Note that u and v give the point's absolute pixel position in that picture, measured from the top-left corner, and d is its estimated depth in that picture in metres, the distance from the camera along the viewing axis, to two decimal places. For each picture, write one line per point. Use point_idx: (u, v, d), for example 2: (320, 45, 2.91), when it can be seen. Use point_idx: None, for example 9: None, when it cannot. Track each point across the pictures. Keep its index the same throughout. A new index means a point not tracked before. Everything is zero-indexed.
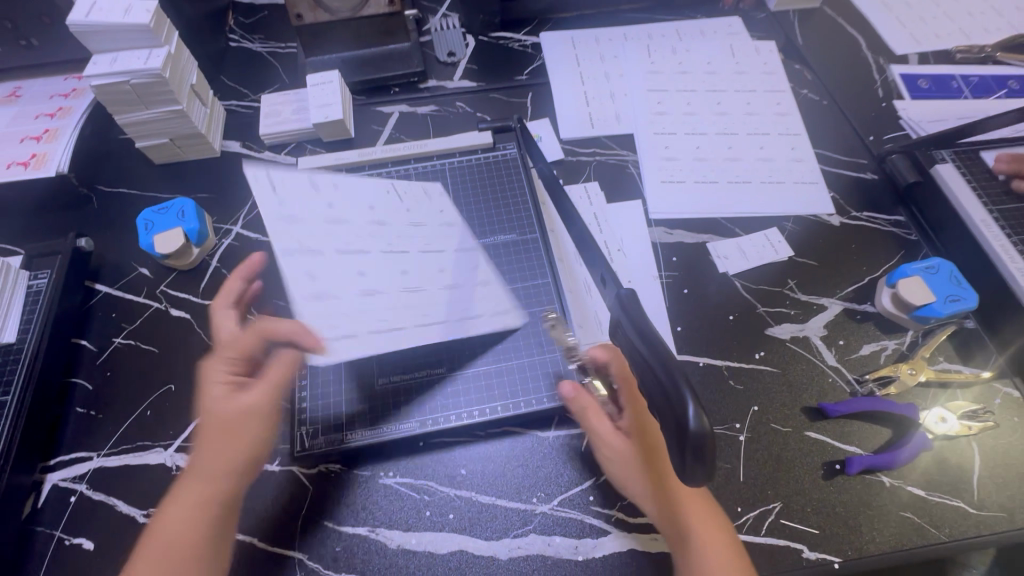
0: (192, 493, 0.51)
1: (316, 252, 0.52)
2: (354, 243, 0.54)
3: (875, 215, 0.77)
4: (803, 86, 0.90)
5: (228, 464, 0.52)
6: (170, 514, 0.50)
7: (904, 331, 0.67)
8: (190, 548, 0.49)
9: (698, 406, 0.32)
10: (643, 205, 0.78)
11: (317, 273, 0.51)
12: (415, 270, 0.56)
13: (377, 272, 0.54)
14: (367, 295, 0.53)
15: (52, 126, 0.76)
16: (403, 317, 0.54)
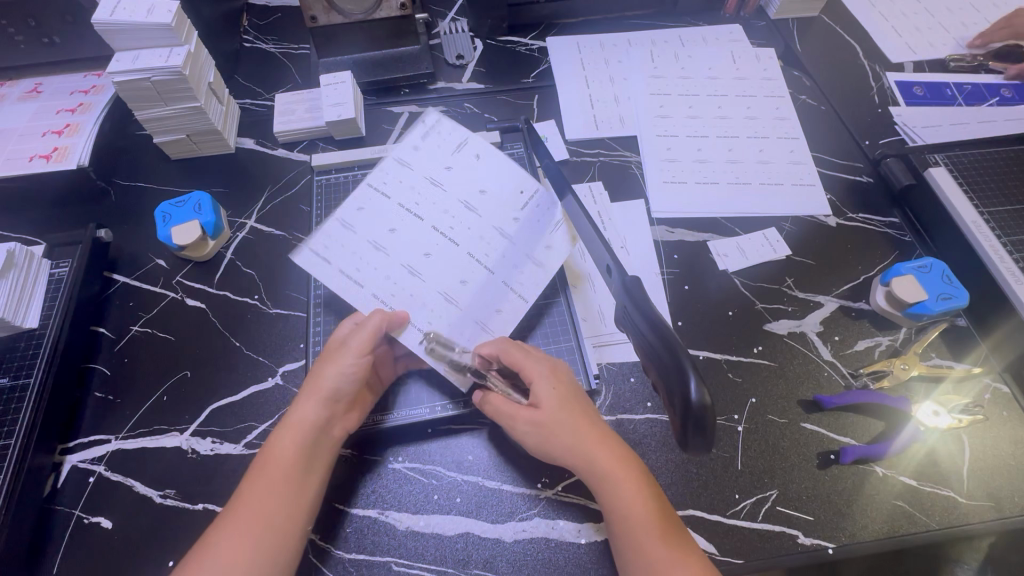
0: (299, 419, 0.54)
1: (393, 191, 0.63)
2: (416, 199, 0.63)
3: (871, 216, 0.79)
4: (801, 92, 0.93)
5: (331, 395, 0.55)
6: (278, 435, 0.54)
7: (897, 328, 0.69)
8: (290, 469, 0.52)
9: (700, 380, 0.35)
10: (646, 204, 0.80)
11: (372, 188, 0.62)
12: (404, 247, 0.61)
13: (397, 221, 0.62)
14: (373, 232, 0.61)
15: (73, 121, 0.79)
16: (360, 261, 0.60)
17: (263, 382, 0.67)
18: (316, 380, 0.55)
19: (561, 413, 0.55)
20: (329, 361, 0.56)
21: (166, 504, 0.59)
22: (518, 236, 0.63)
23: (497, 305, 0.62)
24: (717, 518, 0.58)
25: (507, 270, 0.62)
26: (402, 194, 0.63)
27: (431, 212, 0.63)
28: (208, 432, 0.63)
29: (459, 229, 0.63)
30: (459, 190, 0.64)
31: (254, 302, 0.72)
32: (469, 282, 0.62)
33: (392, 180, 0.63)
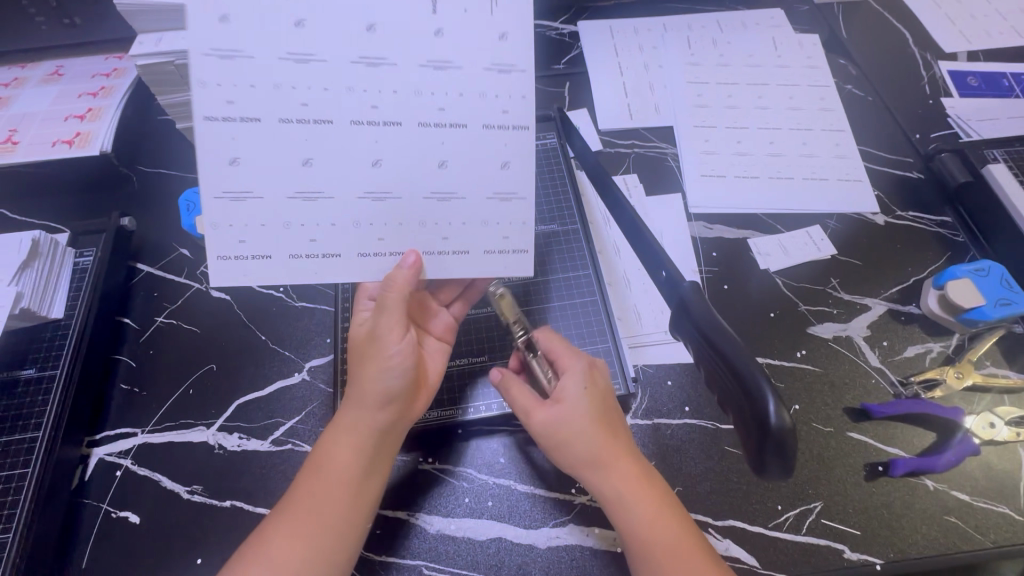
0: (353, 419, 0.52)
1: (246, 111, 0.45)
2: (284, 93, 0.45)
3: (921, 215, 0.75)
4: (847, 81, 0.88)
5: (384, 394, 0.52)
6: (333, 440, 0.52)
7: (950, 334, 0.66)
8: (351, 475, 0.51)
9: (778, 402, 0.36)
10: (683, 199, 0.77)
11: (217, 126, 0.45)
12: (328, 169, 0.47)
13: (293, 140, 0.46)
14: (281, 180, 0.47)
15: (95, 105, 0.77)
16: (299, 229, 0.48)
17: (289, 377, 0.65)
18: (363, 380, 0.53)
19: (585, 421, 0.52)
20: (373, 355, 0.53)
21: (193, 500, 0.59)
22: (455, 52, 0.46)
23: (501, 161, 0.49)
24: (758, 530, 0.56)
25: (467, 99, 0.47)
26: (257, 105, 0.45)
27: (312, 92, 0.45)
28: (235, 427, 0.62)
29: (380, 93, 0.46)
30: (333, 37, 0.44)
31: (279, 294, 0.71)
32: (449, 151, 0.48)
33: (230, 91, 0.44)
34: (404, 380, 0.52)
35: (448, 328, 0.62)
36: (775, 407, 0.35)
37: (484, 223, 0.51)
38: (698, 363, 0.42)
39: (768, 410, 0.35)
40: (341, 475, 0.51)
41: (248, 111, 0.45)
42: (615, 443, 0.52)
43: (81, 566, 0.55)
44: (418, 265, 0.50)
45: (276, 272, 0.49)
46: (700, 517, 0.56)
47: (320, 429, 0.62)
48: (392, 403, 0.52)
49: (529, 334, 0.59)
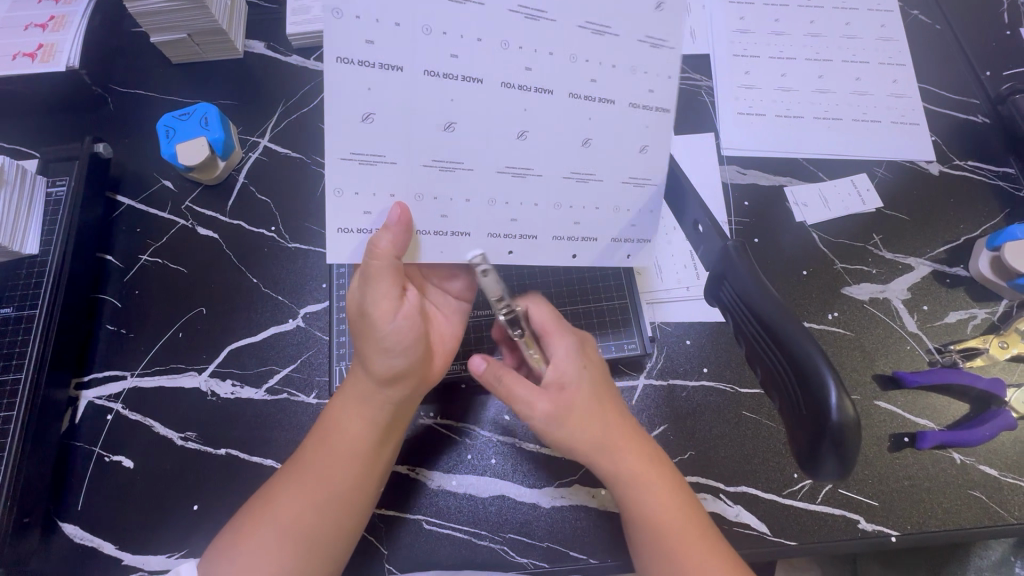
0: (354, 397, 0.49)
1: (386, 56, 0.37)
2: (432, 38, 0.38)
3: (981, 165, 0.68)
4: (914, 5, 0.76)
5: (389, 374, 0.47)
6: (343, 409, 0.49)
7: (997, 300, 0.61)
8: (362, 445, 0.48)
9: (841, 390, 0.29)
10: (716, 139, 0.69)
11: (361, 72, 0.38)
12: (468, 132, 0.41)
13: (435, 97, 0.39)
14: (413, 145, 0.40)
15: (57, 12, 0.68)
16: (431, 209, 0.43)
17: (284, 324, 0.62)
18: (364, 355, 0.47)
19: (588, 391, 0.49)
20: (364, 335, 0.46)
21: (188, 446, 0.57)
22: (613, 13, 0.40)
23: (639, 143, 0.44)
24: (771, 497, 0.54)
25: (631, 67, 0.42)
26: (404, 49, 0.38)
27: (465, 41, 0.38)
28: (228, 373, 0.59)
29: (538, 49, 0.40)
30: None
31: (271, 234, 0.65)
32: (596, 126, 0.43)
33: (371, 28, 0.37)
34: (407, 358, 0.47)
35: (465, 291, 0.55)
36: (838, 399, 0.29)
37: (616, 208, 0.46)
38: (733, 330, 0.38)
39: (827, 403, 0.29)
40: (337, 455, 0.48)
41: (390, 55, 0.38)
42: (614, 415, 0.49)
43: (77, 507, 0.55)
44: (403, 221, 0.42)
45: (353, 251, 0.43)
46: (712, 482, 0.54)
47: (317, 378, 0.59)
48: (400, 380, 0.48)
49: (512, 312, 0.49)
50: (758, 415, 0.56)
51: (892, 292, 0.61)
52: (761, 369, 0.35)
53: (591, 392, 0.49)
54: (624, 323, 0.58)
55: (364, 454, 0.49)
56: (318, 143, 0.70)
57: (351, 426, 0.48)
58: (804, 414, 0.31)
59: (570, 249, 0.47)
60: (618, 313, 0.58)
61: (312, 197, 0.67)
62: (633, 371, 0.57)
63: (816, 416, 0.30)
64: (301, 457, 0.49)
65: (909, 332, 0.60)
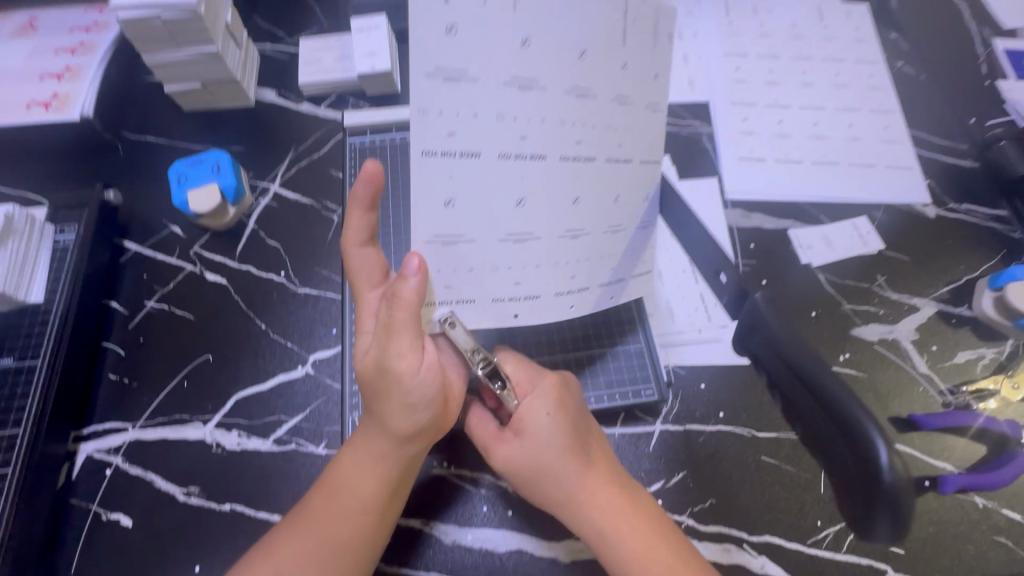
0: (370, 451, 0.47)
1: (467, 145, 0.38)
2: (505, 124, 0.38)
3: (974, 208, 0.70)
4: (898, 58, 0.81)
5: (410, 430, 0.45)
6: (354, 464, 0.47)
7: (1003, 340, 0.61)
8: (371, 502, 0.47)
9: (881, 442, 0.30)
10: (719, 184, 0.71)
11: (445, 166, 0.38)
12: (537, 206, 0.42)
13: (508, 177, 0.40)
14: (487, 223, 0.41)
15: (73, 63, 0.70)
16: (509, 284, 0.44)
17: (293, 371, 0.60)
18: (382, 411, 0.45)
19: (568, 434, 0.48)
20: (387, 389, 0.44)
21: (190, 502, 0.54)
22: (632, 86, 0.43)
23: (643, 194, 0.48)
24: (795, 547, 0.53)
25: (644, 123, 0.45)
26: (480, 136, 0.38)
27: (533, 123, 0.39)
28: (234, 424, 0.58)
29: (588, 126, 0.41)
30: (549, 63, 0.38)
31: (281, 279, 0.65)
32: (620, 185, 0.46)
33: (452, 122, 0.37)
34: (430, 411, 0.45)
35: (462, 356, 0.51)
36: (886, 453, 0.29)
37: (632, 252, 0.49)
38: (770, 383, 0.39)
39: (876, 458, 0.30)
40: (352, 504, 0.47)
41: (468, 144, 0.38)
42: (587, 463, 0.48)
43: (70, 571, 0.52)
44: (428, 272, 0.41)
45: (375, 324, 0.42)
46: (735, 531, 0.53)
47: (326, 428, 0.58)
48: (419, 433, 0.46)
49: (492, 364, 0.46)
50: (777, 460, 0.56)
51: (902, 335, 0.62)
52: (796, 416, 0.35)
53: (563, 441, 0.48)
54: (639, 370, 0.58)
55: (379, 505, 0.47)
56: (329, 188, 0.71)
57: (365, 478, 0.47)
58: (853, 467, 0.31)
59: (609, 293, 0.48)
60: (631, 357, 0.59)
61: (322, 242, 0.67)
62: (649, 417, 0.57)
63: (867, 470, 0.30)
64: (315, 505, 0.47)
65: (921, 373, 0.60)
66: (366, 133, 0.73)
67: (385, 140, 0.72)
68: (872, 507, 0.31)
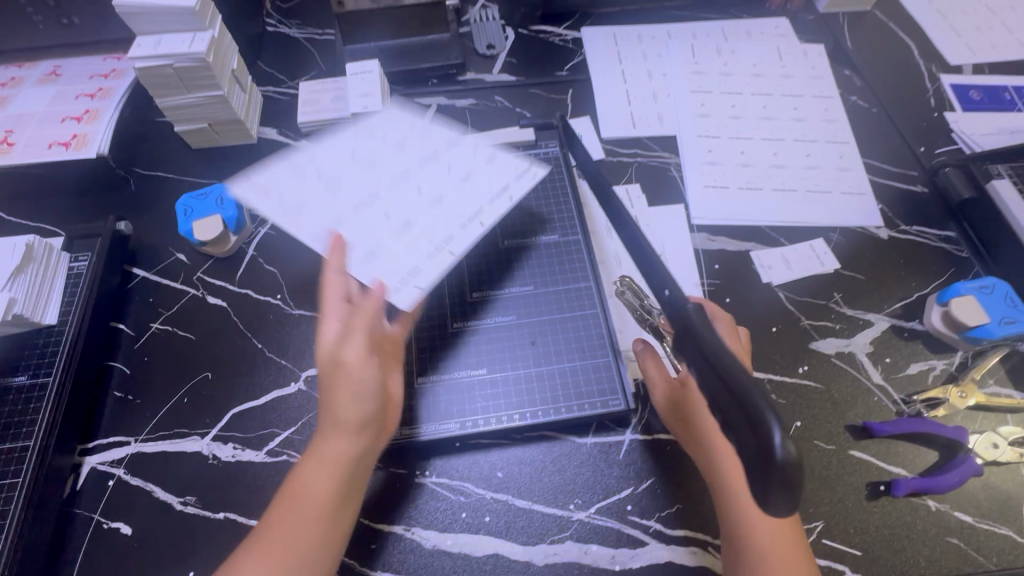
0: (330, 454, 0.52)
1: (277, 213, 0.58)
2: (279, 199, 0.59)
3: (925, 230, 0.75)
4: (851, 92, 0.88)
5: (360, 421, 0.53)
6: (313, 467, 0.51)
7: (953, 351, 0.65)
8: (327, 502, 0.50)
9: (784, 429, 0.30)
10: (686, 210, 0.76)
11: (326, 209, 0.59)
12: (335, 219, 0.58)
13: (354, 203, 0.60)
14: (330, 229, 0.58)
15: (93, 107, 0.77)
16: (417, 278, 0.55)
17: (286, 387, 0.64)
18: (333, 406, 0.53)
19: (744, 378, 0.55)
20: (339, 381, 0.53)
21: (186, 511, 0.58)
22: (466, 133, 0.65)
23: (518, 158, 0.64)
24: None
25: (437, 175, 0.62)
26: (298, 204, 0.59)
27: (358, 180, 0.62)
28: (230, 437, 0.61)
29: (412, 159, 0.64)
30: (323, 159, 0.63)
31: (277, 301, 0.70)
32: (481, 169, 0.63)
33: (279, 208, 0.58)
34: (376, 403, 0.54)
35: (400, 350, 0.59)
36: (778, 436, 0.29)
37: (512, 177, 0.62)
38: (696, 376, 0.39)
39: (769, 440, 0.30)
40: (311, 505, 0.50)
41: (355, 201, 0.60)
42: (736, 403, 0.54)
43: None
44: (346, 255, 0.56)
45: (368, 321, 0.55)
46: (701, 535, 0.56)
47: None
48: (369, 426, 0.54)
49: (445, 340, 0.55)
50: None
51: (857, 348, 0.66)
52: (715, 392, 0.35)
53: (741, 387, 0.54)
54: (608, 382, 0.61)
55: (339, 506, 0.51)
56: None
57: (323, 479, 0.51)
58: (751, 450, 0.31)
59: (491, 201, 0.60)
60: (601, 370, 0.62)
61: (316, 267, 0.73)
62: (620, 427, 0.61)
63: (761, 453, 0.30)
64: (276, 513, 0.50)
65: (875, 383, 0.64)
66: None
67: None
68: (767, 489, 0.31)
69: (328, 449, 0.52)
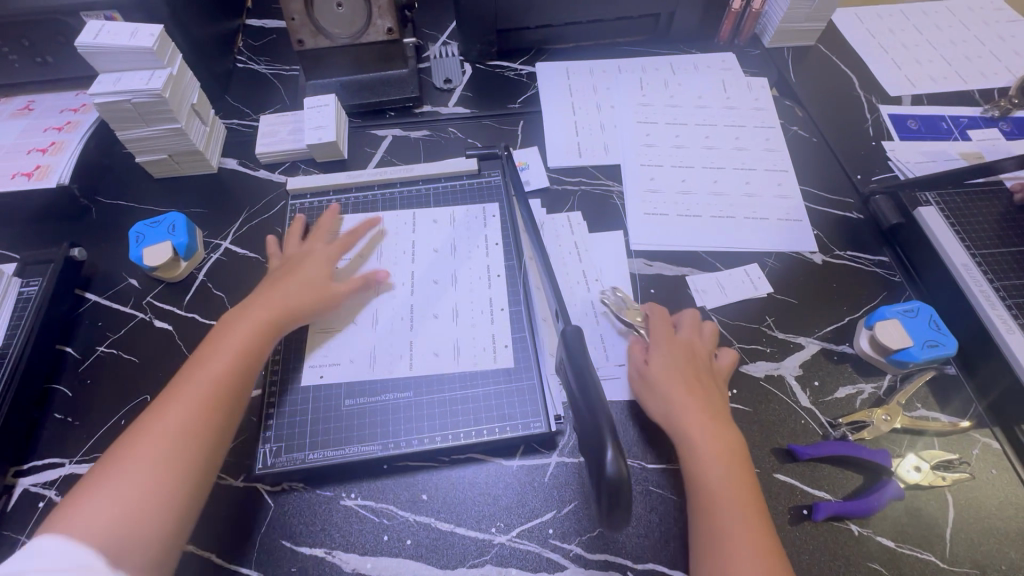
0: (193, 381, 0.56)
1: (345, 363, 0.65)
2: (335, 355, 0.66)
3: (858, 254, 0.76)
4: (793, 122, 0.91)
5: (235, 349, 0.59)
6: (180, 388, 0.56)
7: (882, 375, 0.66)
8: (190, 419, 0.54)
9: (618, 453, 0.42)
10: (625, 237, 0.78)
11: (366, 336, 0.67)
12: (391, 340, 0.67)
13: (400, 326, 0.68)
14: (390, 354, 0.66)
15: (58, 139, 0.81)
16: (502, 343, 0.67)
17: None
18: (211, 342, 0.60)
19: (675, 362, 0.62)
20: (224, 328, 0.61)
21: None
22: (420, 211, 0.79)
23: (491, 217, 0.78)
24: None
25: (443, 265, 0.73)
26: (354, 348, 0.66)
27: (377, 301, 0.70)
28: None
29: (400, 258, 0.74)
30: None
31: None
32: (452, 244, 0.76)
33: (347, 363, 0.65)
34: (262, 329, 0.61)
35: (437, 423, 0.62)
36: (613, 458, 0.42)
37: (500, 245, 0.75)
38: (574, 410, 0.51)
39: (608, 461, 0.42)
40: (173, 418, 0.53)
41: (392, 325, 0.68)
42: (693, 391, 0.60)
43: None
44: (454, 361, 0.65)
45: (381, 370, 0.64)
46: (622, 560, 0.55)
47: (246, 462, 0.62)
48: (245, 348, 0.59)
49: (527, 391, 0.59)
50: (665, 490, 0.59)
51: (785, 372, 0.67)
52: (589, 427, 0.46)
53: (679, 375, 0.61)
54: (532, 405, 0.63)
55: (207, 425, 0.54)
56: (274, 243, 0.79)
57: (186, 399, 0.55)
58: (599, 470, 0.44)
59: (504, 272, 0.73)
60: (526, 393, 0.64)
61: None
62: (546, 450, 0.62)
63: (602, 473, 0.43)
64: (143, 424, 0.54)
65: (803, 407, 0.64)
66: (307, 196, 0.82)
67: (322, 202, 0.81)
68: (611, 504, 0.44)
69: (199, 375, 0.57)
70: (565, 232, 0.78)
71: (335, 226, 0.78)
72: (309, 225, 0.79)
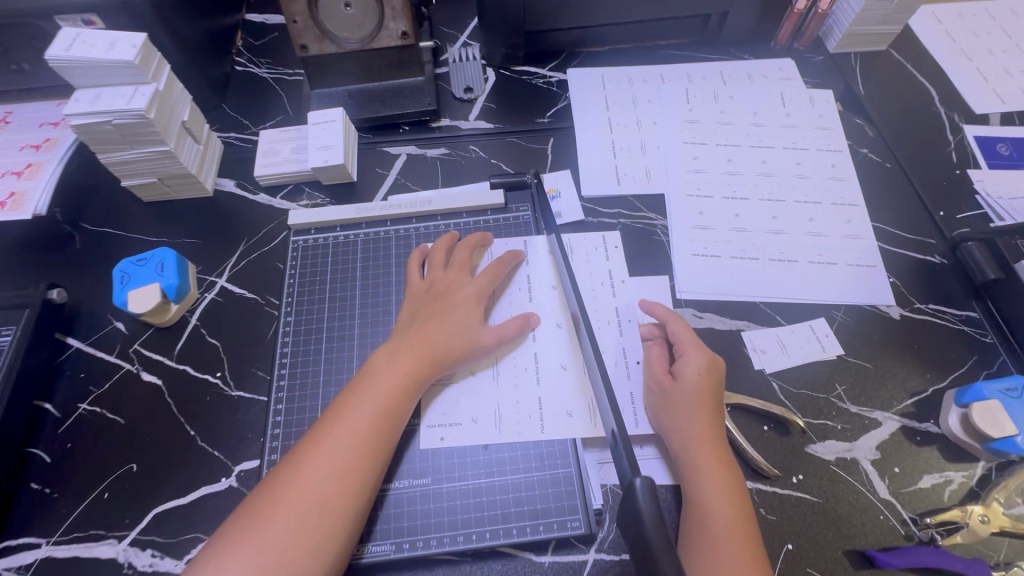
0: (345, 425, 0.50)
1: (468, 422, 0.58)
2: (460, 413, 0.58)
3: (942, 308, 0.66)
4: (863, 144, 0.79)
5: (384, 399, 0.52)
6: (329, 431, 0.50)
7: (974, 461, 0.57)
8: (341, 475, 0.48)
9: None
10: (671, 282, 0.68)
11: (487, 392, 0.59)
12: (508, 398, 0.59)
13: (519, 383, 0.59)
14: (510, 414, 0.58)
15: (35, 159, 0.72)
16: (551, 412, 0.58)
17: (215, 483, 0.58)
18: (358, 386, 0.53)
19: (701, 381, 0.55)
20: (369, 377, 0.54)
21: None
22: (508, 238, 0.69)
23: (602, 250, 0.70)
24: None
25: (518, 305, 0.64)
26: (475, 407, 0.58)
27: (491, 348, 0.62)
28: (149, 542, 0.55)
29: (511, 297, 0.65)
30: None
31: (216, 380, 0.64)
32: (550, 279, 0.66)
33: (472, 426, 0.57)
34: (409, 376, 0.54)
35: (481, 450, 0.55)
36: None
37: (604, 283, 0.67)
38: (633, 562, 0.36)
39: None
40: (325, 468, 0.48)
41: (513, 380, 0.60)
42: (714, 417, 0.54)
43: None
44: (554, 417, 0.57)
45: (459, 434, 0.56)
46: None
47: None
48: (396, 399, 0.53)
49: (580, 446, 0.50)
50: None
51: (859, 457, 0.58)
52: (637, 537, 0.36)
53: (707, 400, 0.55)
54: (569, 498, 0.55)
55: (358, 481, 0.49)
56: (274, 283, 0.70)
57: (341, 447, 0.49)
58: None
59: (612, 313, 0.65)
60: (561, 484, 0.56)
61: (261, 340, 0.66)
62: (584, 545, 0.53)
63: None
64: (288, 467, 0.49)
65: (880, 502, 0.55)
66: (311, 230, 0.73)
67: (329, 239, 0.72)
68: None
69: (355, 420, 0.51)
70: (603, 279, 0.68)
71: (343, 270, 0.70)
72: (312, 265, 0.70)
